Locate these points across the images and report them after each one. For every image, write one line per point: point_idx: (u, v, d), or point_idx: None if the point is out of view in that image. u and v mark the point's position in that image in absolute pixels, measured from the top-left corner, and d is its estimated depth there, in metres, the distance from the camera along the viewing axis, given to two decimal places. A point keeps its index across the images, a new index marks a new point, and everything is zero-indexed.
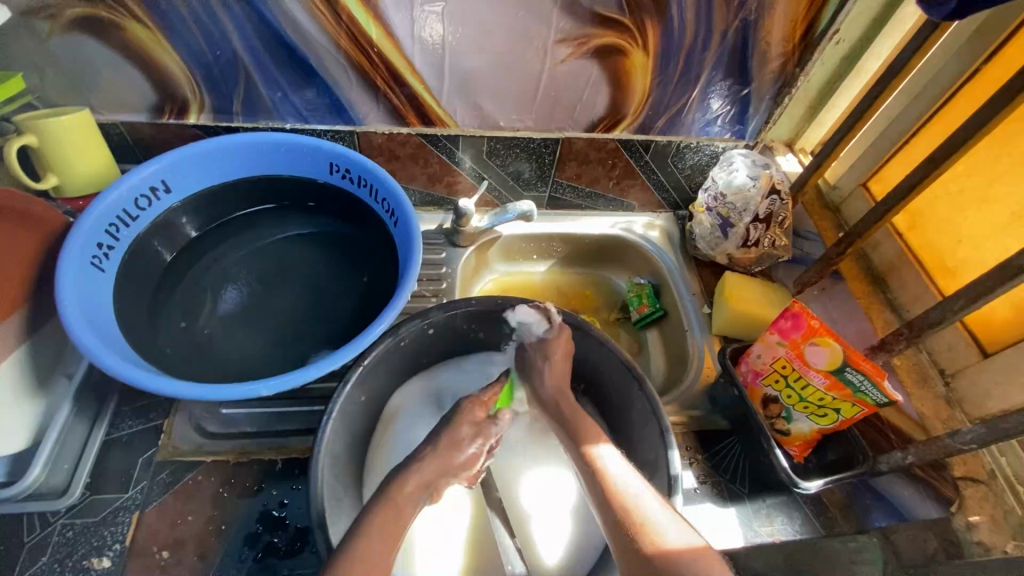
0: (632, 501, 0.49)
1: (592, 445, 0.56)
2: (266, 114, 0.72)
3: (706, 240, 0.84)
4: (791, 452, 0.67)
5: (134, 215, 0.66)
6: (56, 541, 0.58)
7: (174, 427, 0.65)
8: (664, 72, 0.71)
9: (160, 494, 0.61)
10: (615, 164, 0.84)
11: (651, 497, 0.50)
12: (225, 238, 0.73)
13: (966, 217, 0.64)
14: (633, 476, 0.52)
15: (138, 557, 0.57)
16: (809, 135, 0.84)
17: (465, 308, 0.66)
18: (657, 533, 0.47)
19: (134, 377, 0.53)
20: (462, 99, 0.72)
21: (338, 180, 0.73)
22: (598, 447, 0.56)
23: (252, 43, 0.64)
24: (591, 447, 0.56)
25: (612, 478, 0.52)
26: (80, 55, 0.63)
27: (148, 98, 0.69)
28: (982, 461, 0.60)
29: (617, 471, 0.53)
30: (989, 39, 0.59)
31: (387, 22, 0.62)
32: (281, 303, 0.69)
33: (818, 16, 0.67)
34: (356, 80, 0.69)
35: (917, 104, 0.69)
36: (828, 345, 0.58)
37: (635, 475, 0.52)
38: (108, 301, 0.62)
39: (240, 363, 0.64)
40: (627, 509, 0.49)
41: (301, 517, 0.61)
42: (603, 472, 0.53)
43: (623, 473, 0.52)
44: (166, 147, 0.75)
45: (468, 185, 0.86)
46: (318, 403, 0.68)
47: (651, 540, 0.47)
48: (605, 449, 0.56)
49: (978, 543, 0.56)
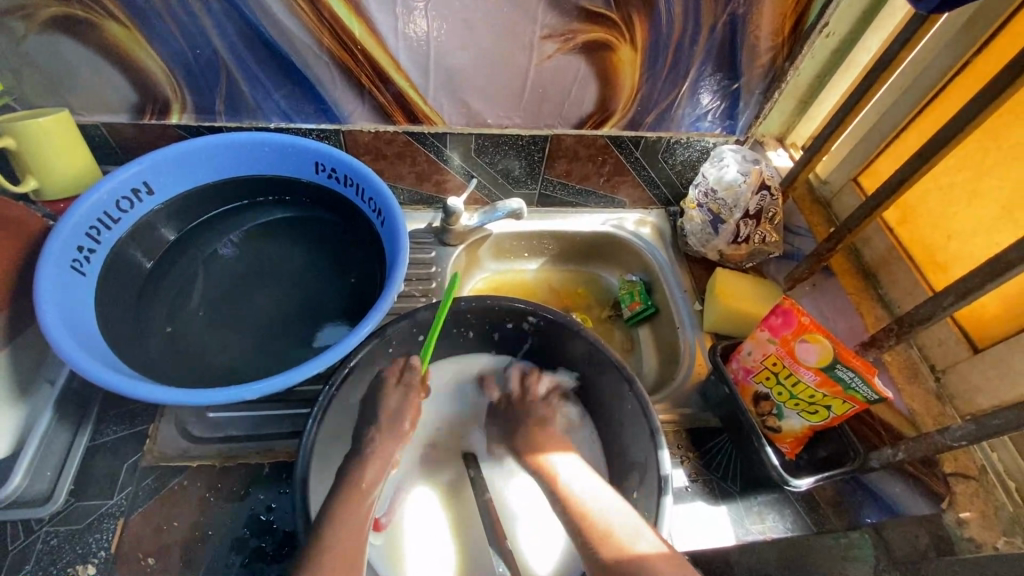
0: (588, 508, 0.51)
1: (543, 453, 0.60)
2: (249, 113, 0.71)
3: (696, 237, 0.84)
4: (782, 450, 0.67)
5: (116, 218, 0.65)
6: (39, 549, 0.57)
7: (159, 432, 0.65)
8: (653, 66, 0.70)
9: (146, 500, 0.60)
10: (604, 160, 0.83)
11: (604, 501, 0.52)
12: (210, 240, 0.73)
13: (957, 212, 0.64)
14: (593, 485, 0.54)
15: (124, 563, 0.57)
16: (799, 129, 0.84)
17: (453, 308, 0.66)
18: (619, 537, 0.48)
19: (114, 382, 0.52)
20: (448, 96, 0.71)
21: (324, 179, 0.72)
22: (552, 456, 0.59)
23: (233, 41, 0.63)
24: (547, 461, 0.59)
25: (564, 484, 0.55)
26: (57, 55, 0.62)
27: (129, 98, 0.68)
28: (973, 457, 0.64)
29: (579, 482, 0.54)
30: (979, 30, 0.59)
31: (370, 18, 0.61)
32: (268, 305, 0.69)
33: (808, 10, 0.66)
34: (341, 79, 0.68)
35: (907, 97, 0.68)
36: (819, 343, 0.58)
37: (598, 484, 0.54)
38: (89, 305, 0.61)
39: (226, 367, 0.63)
40: (584, 515, 0.50)
41: (289, 521, 0.60)
42: (556, 479, 0.56)
43: (578, 480, 0.55)
44: (148, 148, 0.74)
45: (457, 183, 0.85)
46: (305, 405, 0.67)
47: (610, 548, 0.47)
48: (560, 458, 0.59)
49: (969, 539, 0.60)
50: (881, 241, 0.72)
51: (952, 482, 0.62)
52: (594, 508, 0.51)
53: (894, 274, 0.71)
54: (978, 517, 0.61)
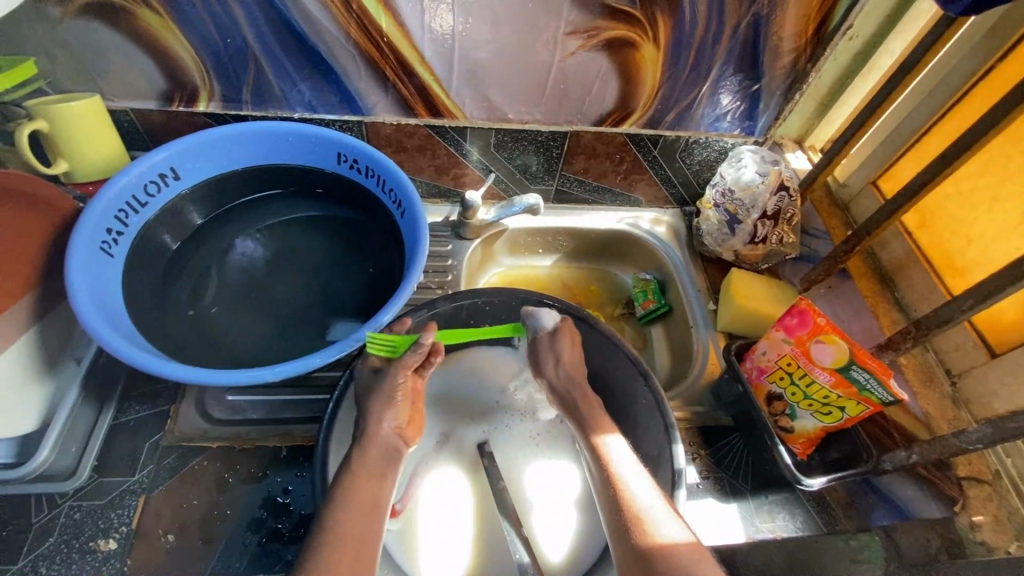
0: (635, 501, 0.49)
1: (600, 434, 0.56)
2: (275, 103, 0.73)
3: (712, 236, 0.84)
4: (794, 450, 0.67)
5: (143, 201, 0.67)
6: (63, 522, 0.58)
7: (180, 412, 0.66)
8: (674, 65, 0.70)
9: (166, 479, 0.62)
10: (622, 158, 0.84)
11: (649, 493, 0.50)
12: (233, 226, 0.74)
13: (977, 216, 0.64)
14: (636, 470, 0.52)
15: (144, 540, 0.58)
16: (818, 133, 0.84)
17: (471, 301, 0.68)
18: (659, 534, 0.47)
19: (142, 361, 0.53)
20: (471, 90, 0.72)
21: (346, 170, 0.73)
22: (608, 436, 0.56)
23: (262, 31, 0.64)
24: (598, 437, 0.56)
25: (618, 476, 0.52)
26: (91, 41, 0.63)
27: (158, 85, 0.69)
28: (987, 461, 0.64)
29: (624, 467, 0.53)
30: (1004, 38, 0.59)
31: (397, 12, 0.62)
32: (290, 292, 0.70)
33: (833, 11, 0.66)
34: (366, 70, 0.69)
35: (929, 101, 0.68)
36: (835, 343, 0.58)
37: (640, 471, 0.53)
38: (117, 286, 0.62)
39: (247, 351, 0.64)
40: (629, 508, 0.49)
41: (306, 504, 0.61)
42: (610, 466, 0.53)
43: (629, 467, 0.52)
44: (175, 135, 0.76)
45: (475, 177, 0.86)
46: (322, 391, 0.68)
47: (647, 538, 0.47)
48: (614, 440, 0.56)
49: (981, 542, 0.60)
50: (899, 245, 0.72)
51: (966, 486, 0.63)
52: (638, 501, 0.49)
53: (911, 278, 0.71)
54: (991, 521, 0.61)
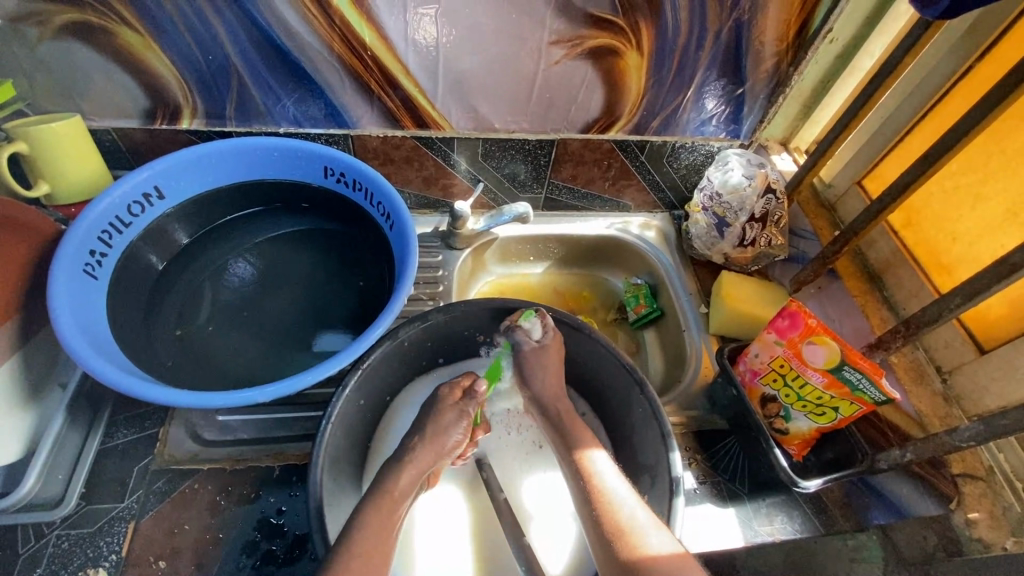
0: (613, 509, 0.50)
1: (582, 449, 0.57)
2: (258, 118, 0.72)
3: (702, 240, 0.85)
4: (790, 451, 0.68)
5: (127, 222, 0.66)
6: (51, 552, 0.57)
7: (170, 435, 0.65)
8: (659, 71, 0.71)
9: (157, 503, 0.61)
10: (610, 164, 0.84)
11: (634, 503, 0.51)
12: (217, 243, 0.73)
13: (961, 214, 0.65)
14: (617, 480, 0.54)
15: (135, 567, 0.57)
16: (803, 134, 0.85)
17: (465, 311, 0.66)
18: (633, 536, 0.48)
19: (126, 384, 0.52)
20: (457, 102, 0.72)
21: (333, 184, 0.72)
22: (591, 452, 0.57)
23: (244, 46, 0.63)
24: (582, 452, 0.57)
25: (601, 487, 0.53)
26: (69, 61, 0.63)
27: (140, 103, 0.68)
28: (980, 457, 0.63)
29: (605, 477, 0.54)
30: (981, 38, 0.60)
31: (380, 25, 0.62)
32: (280, 307, 0.69)
33: (812, 14, 0.66)
34: (350, 83, 0.68)
35: (911, 100, 0.68)
36: (826, 344, 0.58)
37: (622, 482, 0.53)
38: (101, 308, 0.61)
39: (237, 370, 0.64)
40: (609, 516, 0.50)
41: (300, 524, 0.60)
42: (592, 480, 0.53)
43: (610, 480, 0.53)
44: (158, 152, 0.75)
45: (464, 187, 0.86)
46: (314, 408, 0.67)
47: (630, 549, 0.47)
48: (597, 455, 0.56)
49: (978, 539, 0.60)
50: (885, 244, 0.73)
51: (960, 483, 0.62)
52: (617, 503, 0.51)
53: (898, 277, 0.71)
54: (987, 517, 0.60)
